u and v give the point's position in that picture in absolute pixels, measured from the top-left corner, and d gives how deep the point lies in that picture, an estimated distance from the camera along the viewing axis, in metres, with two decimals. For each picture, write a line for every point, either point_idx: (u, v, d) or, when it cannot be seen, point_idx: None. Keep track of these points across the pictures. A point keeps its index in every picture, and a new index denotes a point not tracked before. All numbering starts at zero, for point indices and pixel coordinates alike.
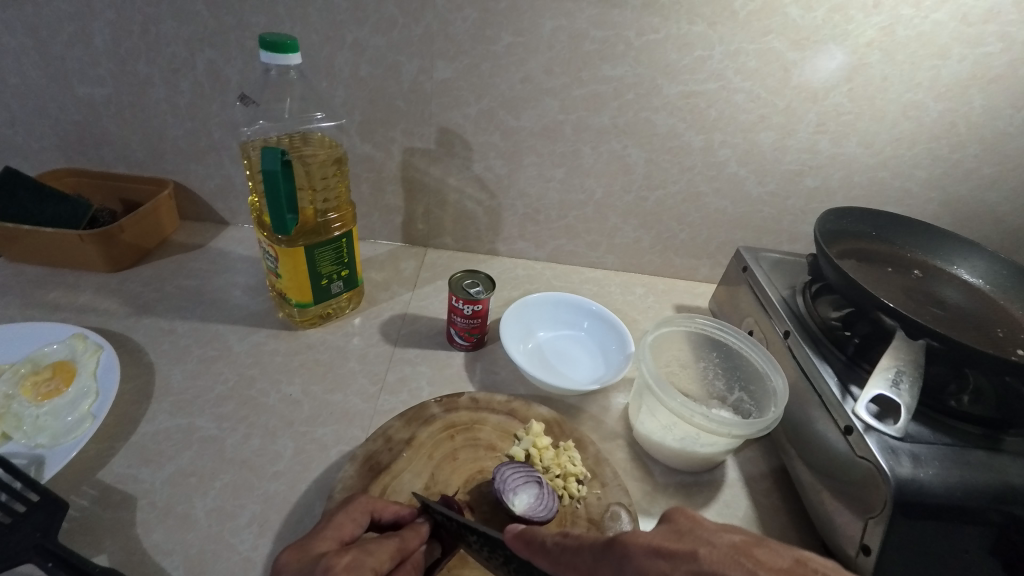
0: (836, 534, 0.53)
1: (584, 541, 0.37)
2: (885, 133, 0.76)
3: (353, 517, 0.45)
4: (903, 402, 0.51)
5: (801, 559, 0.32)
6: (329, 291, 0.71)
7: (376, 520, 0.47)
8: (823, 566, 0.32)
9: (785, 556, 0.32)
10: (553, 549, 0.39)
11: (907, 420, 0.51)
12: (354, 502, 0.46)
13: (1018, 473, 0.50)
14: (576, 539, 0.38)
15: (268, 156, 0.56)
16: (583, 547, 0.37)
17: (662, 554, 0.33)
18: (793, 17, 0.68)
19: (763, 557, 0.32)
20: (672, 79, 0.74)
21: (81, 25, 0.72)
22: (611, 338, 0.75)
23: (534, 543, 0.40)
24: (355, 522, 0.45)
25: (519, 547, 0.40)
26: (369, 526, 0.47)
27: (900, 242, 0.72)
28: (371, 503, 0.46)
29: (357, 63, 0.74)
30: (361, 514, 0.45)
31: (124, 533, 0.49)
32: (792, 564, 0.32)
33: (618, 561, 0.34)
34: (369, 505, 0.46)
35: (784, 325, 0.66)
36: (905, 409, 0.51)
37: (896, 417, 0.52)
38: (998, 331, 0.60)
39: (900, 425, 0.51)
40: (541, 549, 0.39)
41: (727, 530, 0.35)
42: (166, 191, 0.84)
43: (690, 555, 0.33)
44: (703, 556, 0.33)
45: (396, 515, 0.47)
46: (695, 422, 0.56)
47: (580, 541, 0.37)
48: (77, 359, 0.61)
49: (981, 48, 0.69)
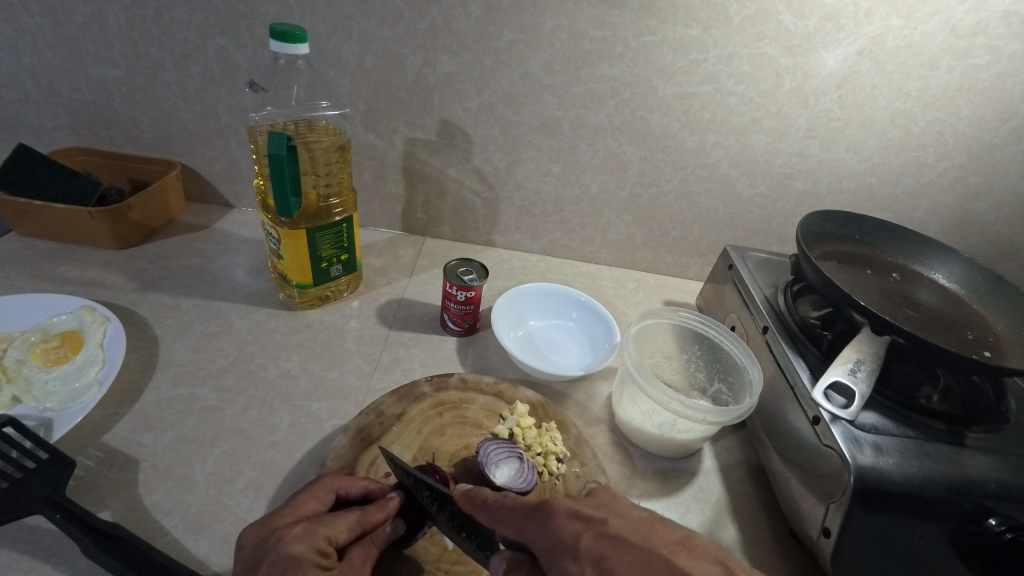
0: (802, 519, 0.56)
1: (518, 502, 0.43)
2: (873, 140, 0.79)
3: (316, 495, 0.46)
4: (858, 389, 0.54)
5: (696, 537, 0.40)
6: (329, 273, 0.73)
7: (343, 496, 0.48)
8: (707, 542, 0.39)
9: (680, 532, 0.40)
10: (492, 506, 0.43)
11: (861, 406, 0.54)
12: (317, 482, 0.47)
13: (977, 466, 0.52)
14: (513, 499, 0.43)
15: (274, 141, 0.58)
16: (517, 507, 0.43)
17: (580, 517, 0.39)
18: (786, 24, 0.70)
19: (662, 531, 0.40)
20: (668, 81, 0.76)
21: (97, 9, 0.74)
22: (599, 329, 0.77)
23: (477, 500, 0.44)
24: (318, 500, 0.46)
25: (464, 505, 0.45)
26: (340, 502, 0.49)
27: (882, 246, 0.74)
28: (335, 482, 0.48)
29: (363, 54, 0.76)
30: (325, 492, 0.47)
31: (126, 492, 0.51)
32: (683, 537, 0.39)
33: (542, 521, 0.40)
34: (334, 484, 0.48)
35: (763, 321, 0.68)
36: (860, 395, 0.54)
37: (852, 402, 0.54)
38: (969, 334, 0.63)
39: (852, 410, 0.54)
40: (483, 506, 0.44)
41: (639, 507, 0.42)
42: (174, 172, 0.86)
43: (603, 521, 0.39)
44: (613, 522, 0.40)
45: (364, 490, 0.49)
46: (673, 408, 0.58)
47: (516, 501, 0.43)
48: (85, 329, 0.63)
49: (969, 60, 0.71)
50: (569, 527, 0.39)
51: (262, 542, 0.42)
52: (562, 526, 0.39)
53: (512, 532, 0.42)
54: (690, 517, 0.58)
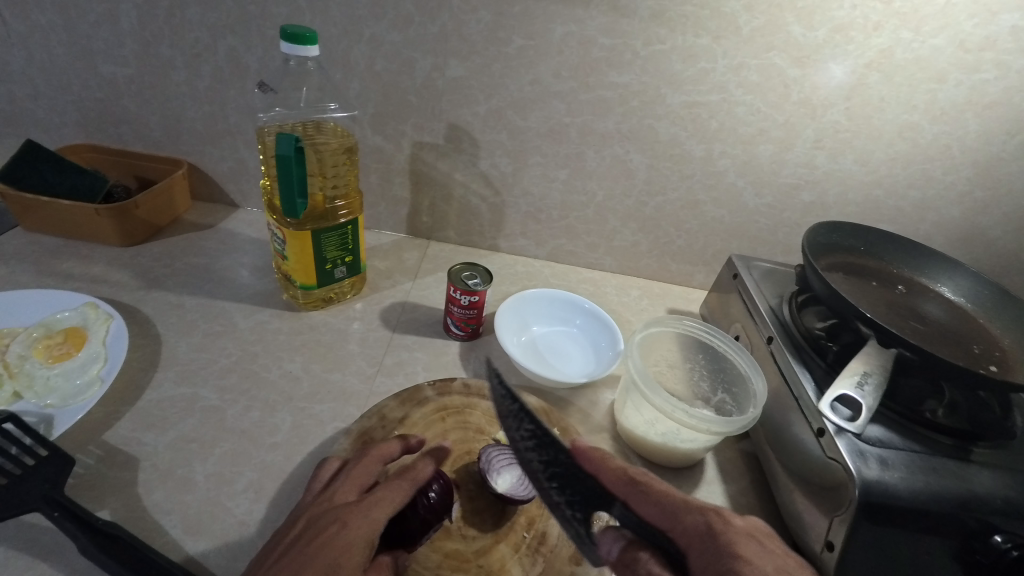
0: (805, 532, 0.55)
1: (700, 504, 0.46)
2: (881, 152, 0.79)
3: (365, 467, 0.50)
4: (865, 402, 0.53)
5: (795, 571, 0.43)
6: (333, 275, 0.73)
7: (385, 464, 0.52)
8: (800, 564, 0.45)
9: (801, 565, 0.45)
10: (654, 493, 0.47)
11: (868, 419, 0.53)
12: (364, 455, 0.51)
13: (983, 483, 0.51)
14: (688, 497, 0.47)
15: (283, 142, 0.58)
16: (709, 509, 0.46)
17: (753, 541, 0.44)
18: (795, 35, 0.70)
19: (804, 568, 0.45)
20: (676, 89, 0.76)
21: (109, 7, 0.75)
22: (603, 336, 0.77)
23: (638, 482, 0.48)
24: (366, 472, 0.50)
25: (584, 461, 0.50)
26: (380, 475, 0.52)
27: (888, 258, 0.74)
28: (380, 453, 0.51)
29: (373, 57, 0.76)
30: (372, 462, 0.50)
31: (126, 492, 0.51)
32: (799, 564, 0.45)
33: (706, 529, 0.44)
34: (377, 454, 0.51)
35: (768, 331, 0.68)
36: (868, 408, 0.53)
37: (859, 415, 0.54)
38: (976, 348, 0.62)
39: (860, 423, 0.53)
40: (637, 489, 0.47)
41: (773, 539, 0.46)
42: (181, 171, 0.87)
43: (777, 554, 0.44)
44: (767, 551, 0.44)
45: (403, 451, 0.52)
46: (677, 417, 0.58)
47: (687, 501, 0.46)
48: (88, 326, 0.63)
49: (977, 74, 0.71)
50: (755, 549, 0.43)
51: (320, 521, 0.44)
52: (746, 547, 0.43)
53: (665, 519, 0.46)
54: None
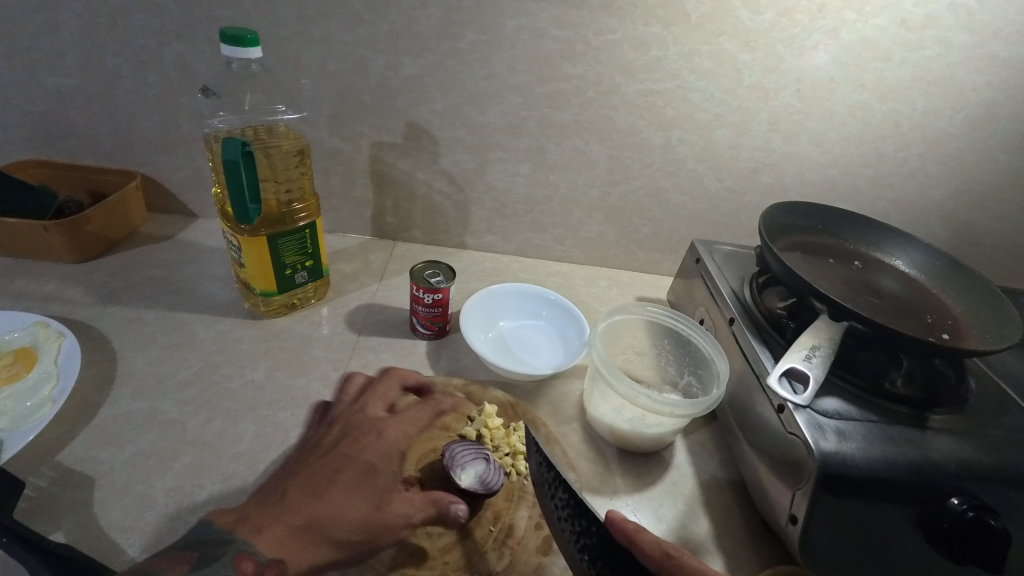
0: (771, 507, 0.56)
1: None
2: (834, 132, 0.80)
3: (388, 388, 0.59)
4: (813, 374, 0.54)
5: None
6: (294, 280, 0.72)
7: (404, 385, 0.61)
8: None
9: None
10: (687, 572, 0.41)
11: (816, 390, 0.54)
12: (388, 375, 0.61)
13: (939, 448, 0.52)
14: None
15: (229, 146, 0.57)
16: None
17: None
18: (743, 20, 0.71)
19: None
20: (630, 78, 0.77)
21: (48, 17, 0.73)
22: (569, 326, 0.77)
23: (673, 559, 0.42)
24: (389, 390, 0.60)
25: (616, 533, 0.44)
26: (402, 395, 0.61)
27: (845, 235, 0.75)
28: (400, 376, 0.61)
29: (325, 58, 0.75)
30: (394, 383, 0.60)
31: (81, 512, 0.50)
32: None
33: None
34: (400, 377, 0.61)
35: (730, 313, 0.69)
36: (815, 380, 0.54)
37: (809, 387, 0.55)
38: (929, 318, 0.64)
39: (807, 395, 0.54)
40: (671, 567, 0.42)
41: None
42: (134, 183, 0.85)
43: None
44: None
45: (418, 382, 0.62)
46: (641, 403, 0.58)
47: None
48: (39, 346, 0.61)
49: (921, 52, 0.72)
50: None
51: (361, 427, 0.54)
52: None
53: None
54: (663, 511, 0.58)
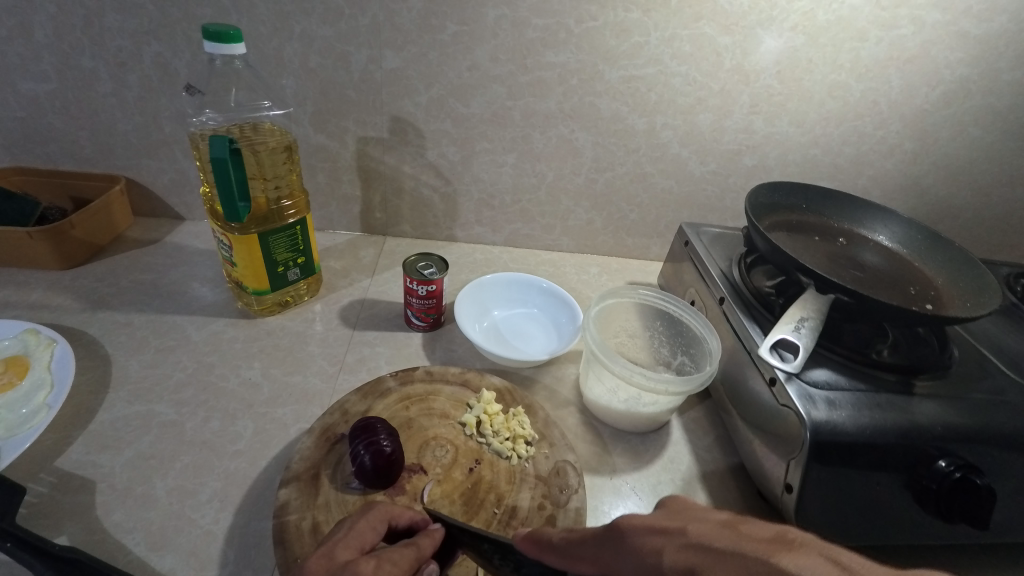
0: (766, 478, 0.57)
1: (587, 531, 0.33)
2: (814, 112, 0.81)
3: (372, 524, 0.43)
4: (802, 344, 0.55)
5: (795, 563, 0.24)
6: (286, 278, 0.72)
7: (363, 464, 0.51)
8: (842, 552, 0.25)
9: (768, 527, 0.27)
10: (560, 544, 0.34)
11: (804, 359, 0.55)
12: (373, 508, 0.44)
13: (925, 412, 0.54)
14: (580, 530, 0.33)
15: (217, 144, 0.57)
16: (587, 537, 0.32)
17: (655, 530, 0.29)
18: (722, 4, 0.72)
19: (748, 531, 0.27)
20: (612, 65, 0.77)
21: (21, 20, 0.71)
22: (562, 312, 0.78)
23: (542, 542, 0.36)
24: (374, 530, 0.43)
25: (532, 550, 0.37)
26: (365, 468, 0.51)
27: (828, 213, 0.77)
28: (389, 510, 0.45)
29: (307, 54, 0.75)
30: (379, 521, 0.43)
31: (83, 516, 0.49)
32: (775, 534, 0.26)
33: (616, 543, 0.30)
34: (387, 512, 0.45)
35: (719, 292, 0.70)
36: (804, 349, 0.55)
37: (797, 357, 0.56)
38: (912, 290, 0.65)
39: (796, 363, 0.55)
40: (549, 546, 0.35)
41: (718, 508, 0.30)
42: (118, 187, 0.84)
43: (682, 530, 0.28)
44: (694, 531, 0.28)
45: (376, 451, 0.51)
46: (636, 381, 0.59)
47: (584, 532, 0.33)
48: (30, 353, 0.61)
49: (896, 30, 0.74)
50: (648, 545, 0.28)
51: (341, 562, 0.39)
52: (641, 546, 0.28)
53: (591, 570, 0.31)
54: (662, 487, 0.59)
